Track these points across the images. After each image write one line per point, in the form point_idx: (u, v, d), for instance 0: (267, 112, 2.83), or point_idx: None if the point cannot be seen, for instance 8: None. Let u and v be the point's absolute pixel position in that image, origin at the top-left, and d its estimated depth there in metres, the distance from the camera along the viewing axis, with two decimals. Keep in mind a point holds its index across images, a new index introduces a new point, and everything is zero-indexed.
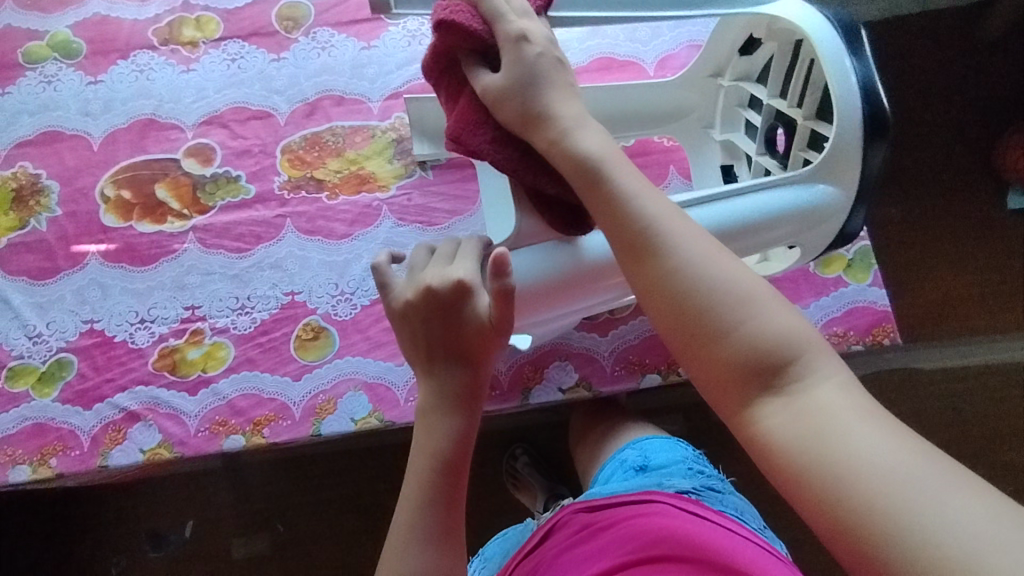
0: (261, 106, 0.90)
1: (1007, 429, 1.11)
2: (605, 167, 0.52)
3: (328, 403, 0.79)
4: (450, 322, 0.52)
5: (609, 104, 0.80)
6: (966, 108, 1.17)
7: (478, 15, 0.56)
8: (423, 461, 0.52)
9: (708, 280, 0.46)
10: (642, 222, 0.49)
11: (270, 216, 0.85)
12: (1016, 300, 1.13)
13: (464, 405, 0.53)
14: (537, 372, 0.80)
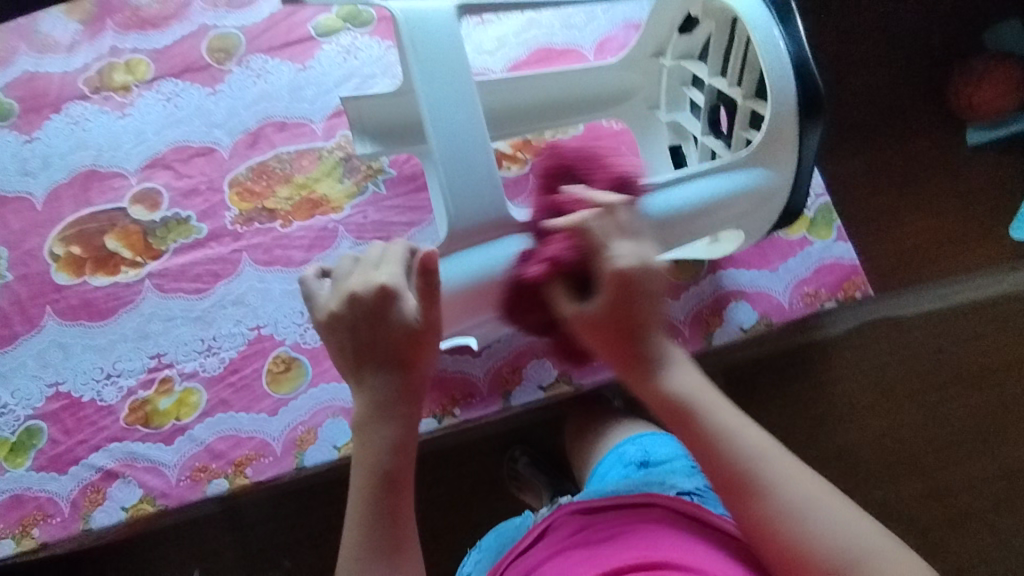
0: (203, 142, 0.88)
1: (996, 362, 1.12)
2: (697, 407, 0.52)
3: (308, 433, 0.77)
4: (375, 326, 0.51)
5: (551, 94, 0.79)
6: (913, 53, 1.18)
7: (579, 247, 0.53)
8: (363, 475, 0.51)
9: (815, 521, 0.47)
10: (746, 462, 0.50)
11: (226, 252, 0.83)
12: (991, 233, 1.13)
13: (398, 412, 0.51)
14: (515, 373, 0.79)
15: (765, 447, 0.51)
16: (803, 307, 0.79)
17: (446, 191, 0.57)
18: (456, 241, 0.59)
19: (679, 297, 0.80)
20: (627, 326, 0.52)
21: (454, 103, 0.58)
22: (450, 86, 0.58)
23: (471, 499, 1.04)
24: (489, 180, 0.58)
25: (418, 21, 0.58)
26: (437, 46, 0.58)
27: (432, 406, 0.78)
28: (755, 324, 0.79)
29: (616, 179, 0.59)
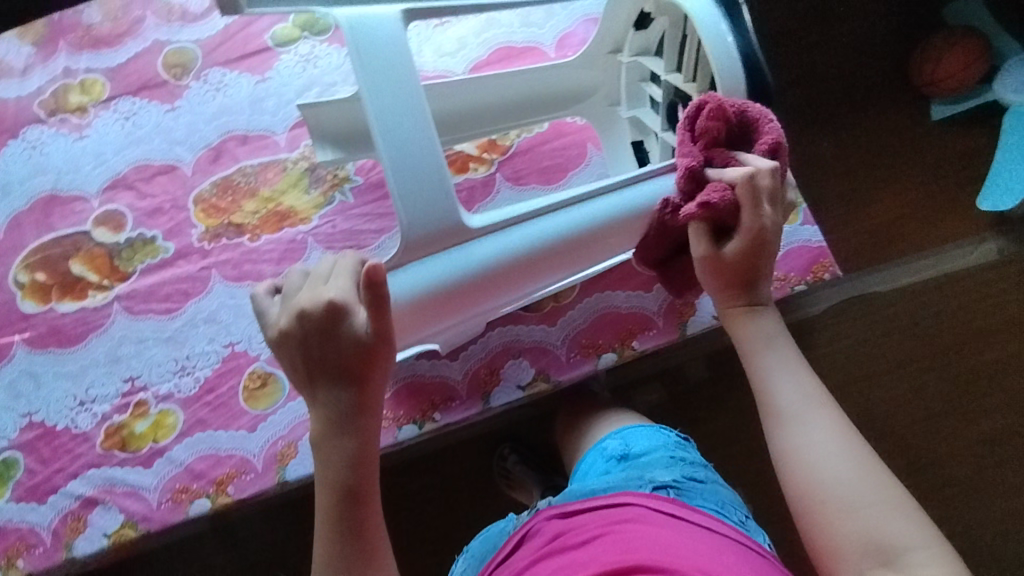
0: (164, 159, 0.86)
1: (969, 332, 1.14)
2: (752, 349, 0.57)
3: (289, 447, 0.77)
4: (325, 341, 0.50)
5: (512, 94, 0.80)
6: (875, 31, 1.19)
7: (730, 199, 0.55)
8: (325, 490, 0.51)
9: (837, 471, 0.49)
10: (787, 402, 0.54)
11: (194, 270, 0.82)
12: (959, 205, 1.15)
13: (354, 426, 0.51)
14: (493, 374, 0.79)
15: (816, 404, 0.53)
16: (773, 291, 0.80)
17: (400, 203, 0.55)
18: (410, 252, 0.57)
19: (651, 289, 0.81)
20: (745, 271, 0.56)
21: (404, 111, 0.55)
22: (395, 93, 0.55)
23: (461, 500, 1.04)
24: (444, 190, 0.56)
25: (362, 27, 0.55)
26: (381, 52, 0.55)
27: (412, 412, 0.77)
28: None
29: (773, 148, 0.57)
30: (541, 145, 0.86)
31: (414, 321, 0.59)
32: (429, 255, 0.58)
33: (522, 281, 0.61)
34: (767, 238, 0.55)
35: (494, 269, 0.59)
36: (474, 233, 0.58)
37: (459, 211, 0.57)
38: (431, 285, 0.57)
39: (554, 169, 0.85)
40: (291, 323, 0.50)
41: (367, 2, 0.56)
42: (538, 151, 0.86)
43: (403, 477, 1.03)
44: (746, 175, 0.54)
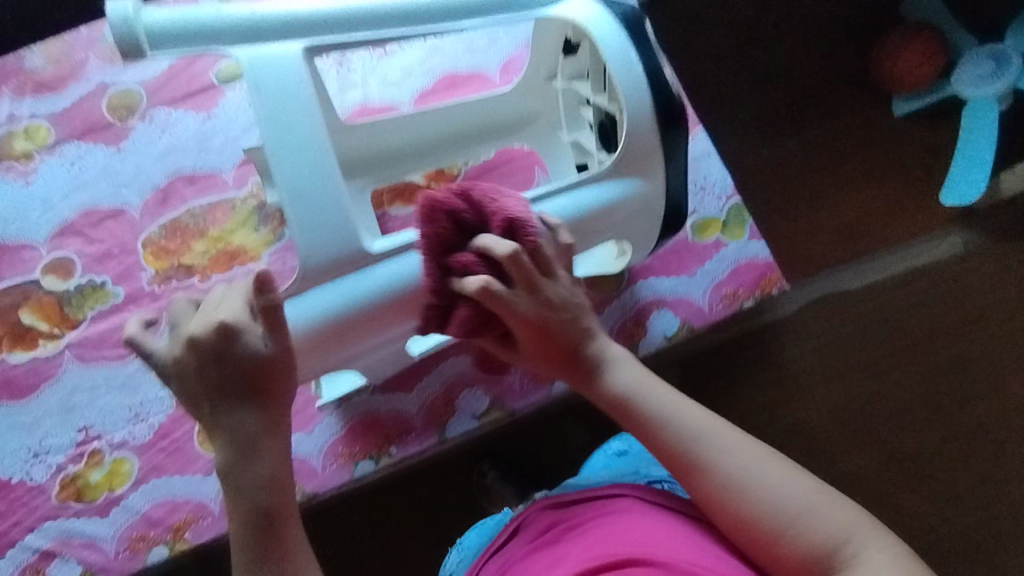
0: (112, 203, 0.86)
1: (941, 324, 1.16)
2: (636, 401, 0.55)
3: None
4: (221, 364, 0.49)
5: (455, 123, 0.81)
6: (833, 31, 1.25)
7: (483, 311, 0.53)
8: (244, 519, 0.49)
9: (763, 486, 0.51)
10: (682, 444, 0.53)
11: (146, 314, 0.82)
12: (923, 201, 1.20)
13: (263, 449, 0.50)
14: (448, 405, 0.79)
15: (714, 424, 0.54)
16: (722, 308, 0.81)
17: (299, 236, 0.53)
18: (309, 281, 0.55)
19: (602, 312, 0.81)
20: (558, 349, 0.56)
21: (304, 146, 0.53)
22: (296, 127, 0.53)
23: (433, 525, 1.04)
24: (346, 222, 0.55)
25: (261, 63, 0.53)
26: (280, 84, 0.53)
27: (368, 447, 0.78)
28: (679, 329, 0.80)
29: (507, 221, 0.53)
30: (489, 172, 0.86)
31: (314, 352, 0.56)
32: (331, 281, 0.56)
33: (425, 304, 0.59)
34: (551, 317, 0.54)
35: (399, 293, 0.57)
36: (377, 257, 0.57)
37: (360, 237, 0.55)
38: (329, 310, 0.56)
39: None
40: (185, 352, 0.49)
41: (277, 37, 0.54)
42: (488, 177, 0.86)
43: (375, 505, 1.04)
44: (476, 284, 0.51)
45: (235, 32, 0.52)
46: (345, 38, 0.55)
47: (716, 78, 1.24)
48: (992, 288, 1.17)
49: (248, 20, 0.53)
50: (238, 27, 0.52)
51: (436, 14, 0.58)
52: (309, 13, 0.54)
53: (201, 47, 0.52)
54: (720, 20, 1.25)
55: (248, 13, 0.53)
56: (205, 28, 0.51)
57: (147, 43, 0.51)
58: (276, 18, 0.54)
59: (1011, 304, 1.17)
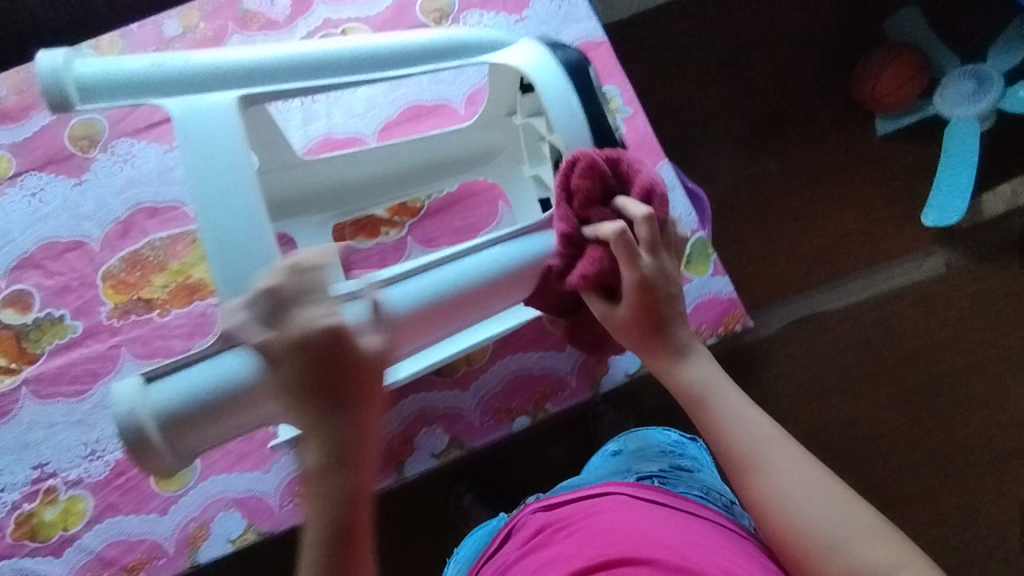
0: (72, 236, 0.85)
1: (925, 344, 1.16)
2: (708, 396, 0.58)
3: (201, 529, 0.76)
4: (330, 364, 0.43)
5: (416, 159, 0.80)
6: (815, 49, 1.25)
7: (613, 258, 0.56)
8: (318, 539, 0.45)
9: (803, 502, 0.50)
10: (742, 444, 0.55)
11: (104, 349, 0.81)
12: (903, 221, 1.20)
13: (351, 460, 0.45)
14: (407, 444, 0.78)
15: (767, 432, 0.55)
16: None
17: (220, 286, 0.50)
18: (238, 335, 0.50)
19: (563, 348, 0.81)
20: (655, 317, 0.58)
21: (232, 193, 0.51)
22: (225, 179, 0.51)
23: (403, 553, 1.04)
24: (272, 272, 0.51)
25: (190, 113, 0.52)
26: (210, 136, 0.52)
27: None
28: (639, 368, 0.81)
29: (648, 189, 0.58)
30: (452, 205, 0.85)
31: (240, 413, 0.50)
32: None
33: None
34: (656, 283, 0.56)
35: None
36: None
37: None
38: (263, 365, 0.50)
39: (465, 230, 0.85)
40: (293, 342, 0.42)
41: (210, 87, 0.53)
42: (450, 212, 0.85)
43: None
44: (616, 231, 0.55)
45: (167, 83, 0.52)
46: (280, 88, 0.55)
47: (691, 101, 1.24)
48: (964, 310, 1.16)
49: (180, 70, 0.53)
50: (169, 77, 0.52)
51: (371, 64, 0.59)
52: (245, 65, 0.55)
53: (131, 100, 0.52)
54: (698, 41, 1.26)
55: (182, 62, 0.53)
56: (135, 79, 0.51)
57: (76, 96, 0.51)
58: (210, 68, 0.54)
59: (988, 326, 1.16)
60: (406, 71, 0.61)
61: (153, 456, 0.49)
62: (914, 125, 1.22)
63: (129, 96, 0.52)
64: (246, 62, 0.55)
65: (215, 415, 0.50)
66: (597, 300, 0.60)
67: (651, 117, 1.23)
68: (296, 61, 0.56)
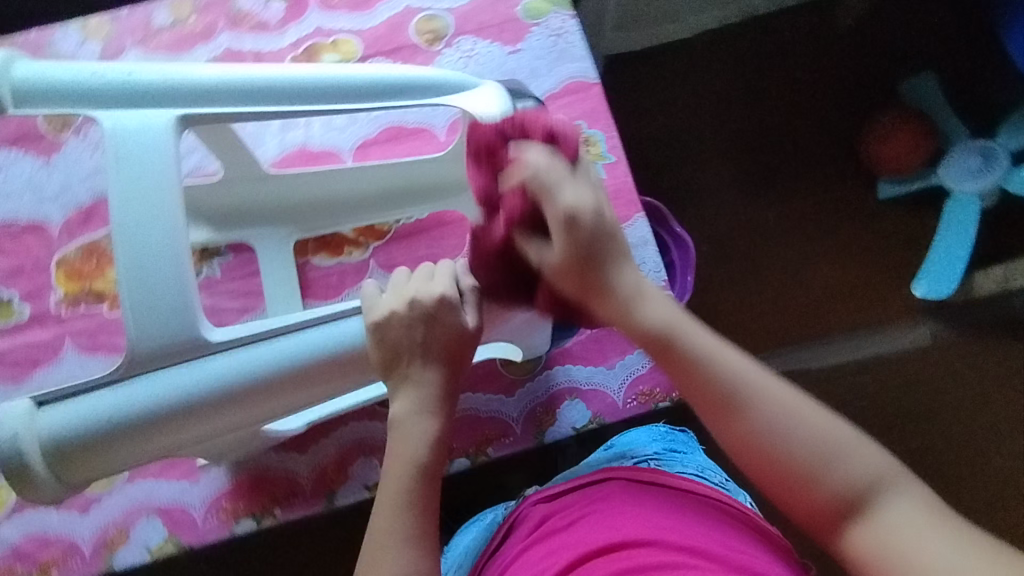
0: (32, 217, 0.83)
1: (907, 414, 1.12)
2: (676, 336, 0.50)
3: (120, 534, 0.74)
4: (436, 331, 0.52)
5: (387, 181, 0.78)
6: (826, 104, 1.23)
7: (530, 199, 0.52)
8: (399, 471, 0.50)
9: (798, 429, 0.47)
10: (725, 390, 0.48)
11: (48, 337, 0.80)
12: (897, 288, 1.16)
13: (438, 411, 0.52)
14: (340, 472, 0.77)
15: (746, 362, 0.49)
16: (636, 406, 0.79)
17: (129, 315, 0.49)
18: (138, 365, 0.49)
19: (513, 392, 0.80)
20: (592, 268, 0.51)
21: (154, 218, 0.50)
22: (150, 204, 0.51)
23: None
24: (183, 305, 0.50)
25: (123, 130, 0.51)
26: (143, 158, 0.51)
27: (252, 505, 0.75)
28: (588, 423, 0.79)
29: (549, 129, 0.54)
30: (418, 233, 0.83)
31: (128, 447, 0.49)
32: (164, 369, 0.50)
33: (265, 403, 0.51)
34: (585, 217, 0.51)
35: (231, 392, 0.50)
36: (218, 347, 0.51)
37: (200, 326, 0.51)
38: (157, 399, 0.49)
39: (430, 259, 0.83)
40: (412, 311, 0.52)
41: (153, 105, 0.52)
42: (417, 238, 0.83)
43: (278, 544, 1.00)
44: (528, 168, 0.52)
45: (106, 96, 0.51)
46: (221, 109, 0.54)
47: (691, 144, 1.22)
48: (944, 387, 1.12)
49: (123, 84, 0.52)
50: (107, 90, 0.51)
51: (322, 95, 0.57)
52: (189, 84, 0.53)
53: (64, 111, 0.51)
54: (704, 83, 1.24)
55: (122, 75, 0.52)
56: (73, 90, 0.51)
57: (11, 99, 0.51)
58: (152, 84, 0.52)
59: (966, 407, 1.12)
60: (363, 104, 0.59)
61: (33, 484, 0.48)
62: (917, 194, 1.18)
63: (67, 107, 0.51)
64: (190, 81, 0.53)
65: (102, 449, 0.49)
66: (531, 243, 0.53)
67: (647, 155, 1.21)
68: (244, 84, 0.54)
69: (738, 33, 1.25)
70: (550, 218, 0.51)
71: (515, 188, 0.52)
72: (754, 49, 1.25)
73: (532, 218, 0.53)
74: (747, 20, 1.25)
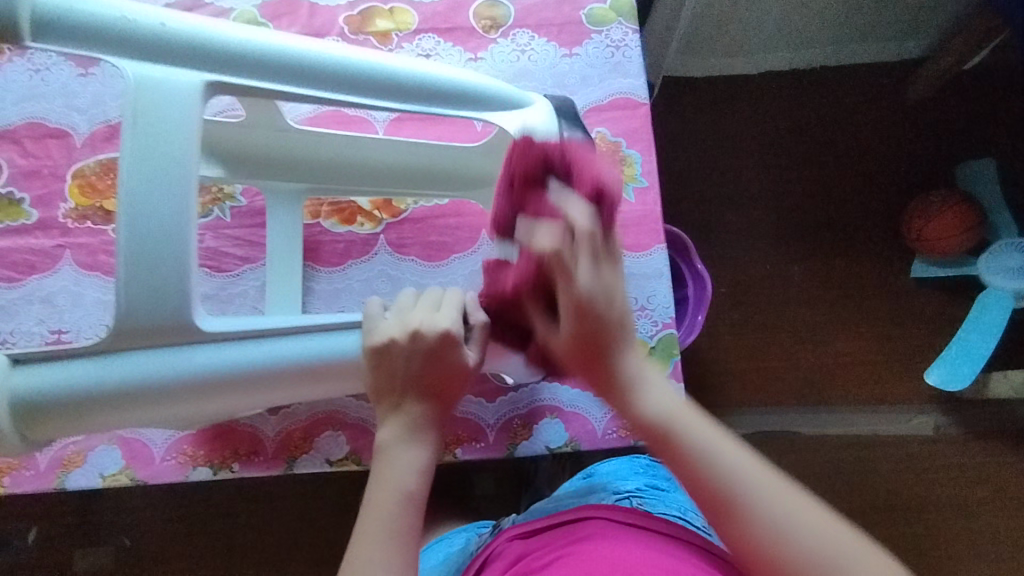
0: (59, 124, 0.83)
1: (896, 502, 1.08)
2: (674, 427, 0.51)
3: (77, 455, 0.73)
4: (434, 363, 0.54)
5: (412, 158, 0.75)
6: (878, 169, 1.18)
7: (542, 269, 0.52)
8: (387, 495, 0.50)
9: (795, 526, 0.45)
10: (721, 485, 0.48)
11: (49, 245, 0.79)
12: (910, 372, 1.12)
13: (427, 441, 0.54)
14: (306, 441, 0.76)
15: (748, 460, 0.49)
16: (615, 439, 0.77)
17: (122, 288, 0.50)
18: (123, 342, 0.51)
19: (493, 400, 0.78)
20: (596, 347, 0.53)
21: (162, 179, 0.50)
22: (162, 167, 0.50)
23: (285, 540, 0.99)
24: (179, 286, 0.51)
25: (148, 82, 0.51)
26: (162, 119, 0.50)
27: (212, 455, 0.75)
28: (562, 445, 0.77)
29: (595, 185, 0.54)
30: (434, 218, 0.83)
31: (98, 415, 0.53)
32: (147, 349, 0.52)
33: (235, 396, 0.55)
34: (599, 305, 0.52)
35: (209, 382, 0.54)
36: (206, 338, 0.53)
37: (193, 314, 0.52)
38: (136, 379, 0.52)
39: (440, 247, 0.82)
40: (414, 340, 0.54)
41: (175, 61, 0.52)
42: (430, 224, 0.83)
43: (236, 494, 1.00)
44: (550, 241, 0.51)
45: (128, 44, 0.51)
46: (252, 82, 0.54)
47: (732, 182, 1.18)
48: (936, 482, 1.08)
49: (149, 32, 0.51)
50: (136, 38, 0.51)
51: (352, 83, 0.57)
52: (221, 46, 0.52)
53: (84, 51, 0.50)
54: (758, 125, 1.20)
55: (155, 23, 0.51)
56: (102, 30, 0.50)
57: (29, 30, 0.49)
58: (184, 37, 0.52)
59: (956, 507, 1.08)
60: (387, 104, 0.59)
61: None
62: (952, 281, 1.14)
63: (95, 49, 0.50)
64: (223, 44, 0.52)
65: (75, 410, 0.52)
66: (540, 318, 0.56)
67: (684, 185, 1.18)
68: (271, 57, 0.54)
69: (803, 79, 1.21)
70: (562, 292, 0.52)
71: (531, 252, 0.53)
72: (816, 99, 1.21)
73: (543, 291, 0.55)
74: (813, 69, 1.21)
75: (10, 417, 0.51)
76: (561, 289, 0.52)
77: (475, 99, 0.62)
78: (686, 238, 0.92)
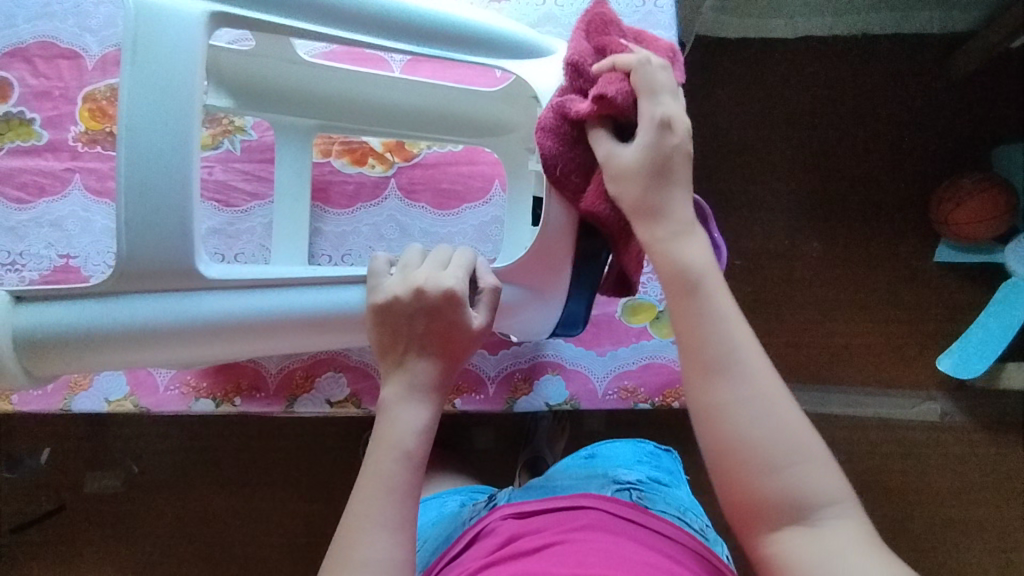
0: (71, 45, 0.81)
1: (893, 483, 1.07)
2: (695, 281, 0.49)
3: (83, 378, 0.74)
4: (439, 323, 0.51)
5: (428, 101, 0.73)
6: (912, 145, 1.14)
7: (626, 87, 0.53)
8: (385, 452, 0.48)
9: (767, 414, 0.45)
10: (718, 351, 0.46)
11: (58, 168, 0.78)
12: (922, 355, 1.10)
13: (429, 400, 0.51)
14: (307, 380, 0.76)
15: (748, 345, 0.47)
16: (615, 400, 0.76)
17: (123, 228, 0.49)
18: (126, 283, 0.51)
19: (494, 352, 0.78)
20: (665, 172, 0.51)
21: (163, 113, 0.49)
22: (167, 100, 0.49)
23: (287, 477, 1.01)
24: (180, 228, 0.50)
25: (148, 9, 0.49)
26: (163, 49, 0.49)
27: (215, 389, 0.75)
28: (562, 403, 0.77)
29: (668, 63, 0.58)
30: (446, 165, 0.81)
31: (104, 353, 0.53)
32: (153, 292, 0.52)
33: (237, 343, 0.56)
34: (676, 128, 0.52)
35: (215, 327, 0.54)
36: (211, 283, 0.53)
37: (196, 259, 0.51)
38: (144, 321, 0.52)
39: (451, 194, 0.80)
40: (419, 298, 0.51)
41: None
42: (443, 170, 0.81)
43: (241, 429, 1.02)
44: (639, 62, 0.53)
45: None
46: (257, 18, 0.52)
47: (759, 149, 1.14)
48: (936, 467, 1.08)
49: None
50: None
51: (365, 24, 0.54)
52: None
53: None
54: (791, 91, 1.15)
55: None
56: None
57: None
58: None
59: (953, 493, 1.07)
60: (403, 45, 0.56)
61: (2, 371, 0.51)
62: (975, 267, 1.11)
63: None
64: None
65: (83, 349, 0.52)
66: (605, 138, 0.54)
67: (707, 149, 1.14)
68: None
69: (842, 45, 1.16)
70: (644, 112, 0.52)
71: (619, 79, 0.54)
72: (854, 68, 1.15)
73: (615, 111, 0.54)
74: (855, 33, 1.15)
75: (16, 349, 0.52)
76: (645, 108, 0.52)
77: (493, 45, 0.59)
78: (707, 206, 0.90)
